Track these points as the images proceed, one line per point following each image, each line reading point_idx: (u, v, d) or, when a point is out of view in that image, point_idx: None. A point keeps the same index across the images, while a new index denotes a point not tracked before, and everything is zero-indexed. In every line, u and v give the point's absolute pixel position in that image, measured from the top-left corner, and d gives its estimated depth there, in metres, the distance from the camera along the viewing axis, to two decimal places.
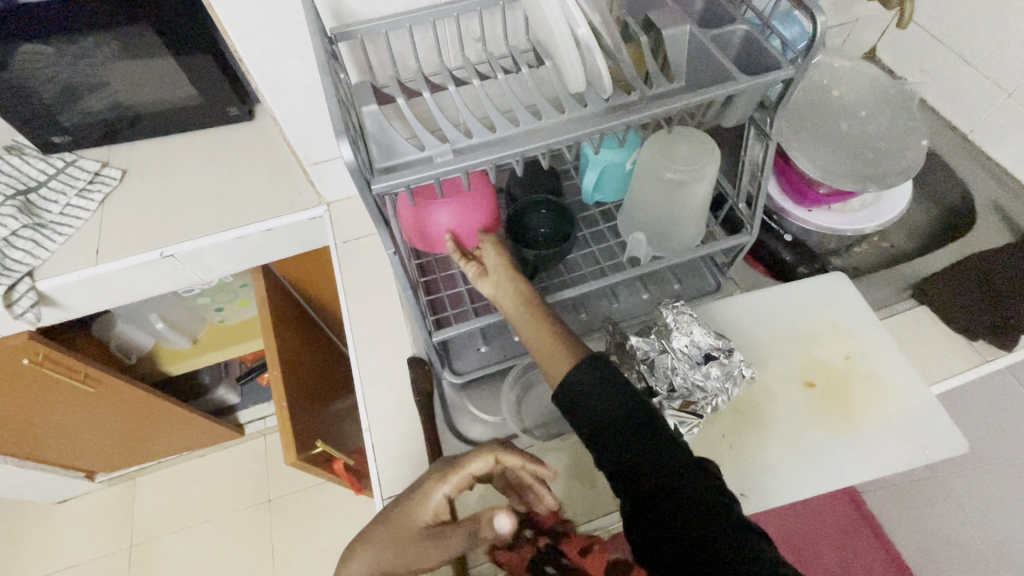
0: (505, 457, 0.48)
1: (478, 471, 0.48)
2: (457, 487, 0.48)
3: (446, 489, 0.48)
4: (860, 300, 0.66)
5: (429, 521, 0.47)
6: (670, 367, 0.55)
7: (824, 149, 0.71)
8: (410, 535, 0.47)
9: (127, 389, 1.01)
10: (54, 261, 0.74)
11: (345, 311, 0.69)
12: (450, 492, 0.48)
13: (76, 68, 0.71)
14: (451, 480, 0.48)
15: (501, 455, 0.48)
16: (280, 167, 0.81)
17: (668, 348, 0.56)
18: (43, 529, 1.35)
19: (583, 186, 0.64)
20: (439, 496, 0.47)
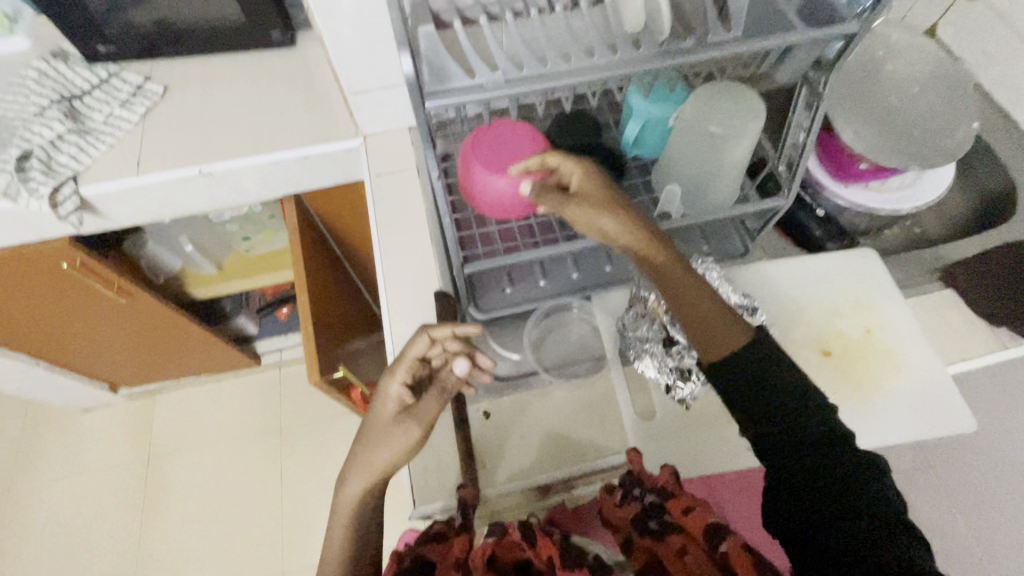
0: (436, 331, 0.53)
1: (419, 353, 0.53)
2: (408, 372, 0.53)
3: (399, 379, 0.52)
4: (887, 277, 0.67)
5: (396, 407, 0.52)
6: None
7: (871, 123, 0.69)
8: (384, 428, 0.51)
9: (156, 306, 1.04)
10: (97, 168, 0.76)
11: (377, 242, 0.71)
12: (404, 375, 0.53)
13: None
14: (401, 365, 0.53)
15: (431, 331, 0.53)
16: (319, 96, 0.81)
17: None
18: (67, 434, 1.42)
19: (623, 138, 0.64)
20: (397, 383, 0.52)
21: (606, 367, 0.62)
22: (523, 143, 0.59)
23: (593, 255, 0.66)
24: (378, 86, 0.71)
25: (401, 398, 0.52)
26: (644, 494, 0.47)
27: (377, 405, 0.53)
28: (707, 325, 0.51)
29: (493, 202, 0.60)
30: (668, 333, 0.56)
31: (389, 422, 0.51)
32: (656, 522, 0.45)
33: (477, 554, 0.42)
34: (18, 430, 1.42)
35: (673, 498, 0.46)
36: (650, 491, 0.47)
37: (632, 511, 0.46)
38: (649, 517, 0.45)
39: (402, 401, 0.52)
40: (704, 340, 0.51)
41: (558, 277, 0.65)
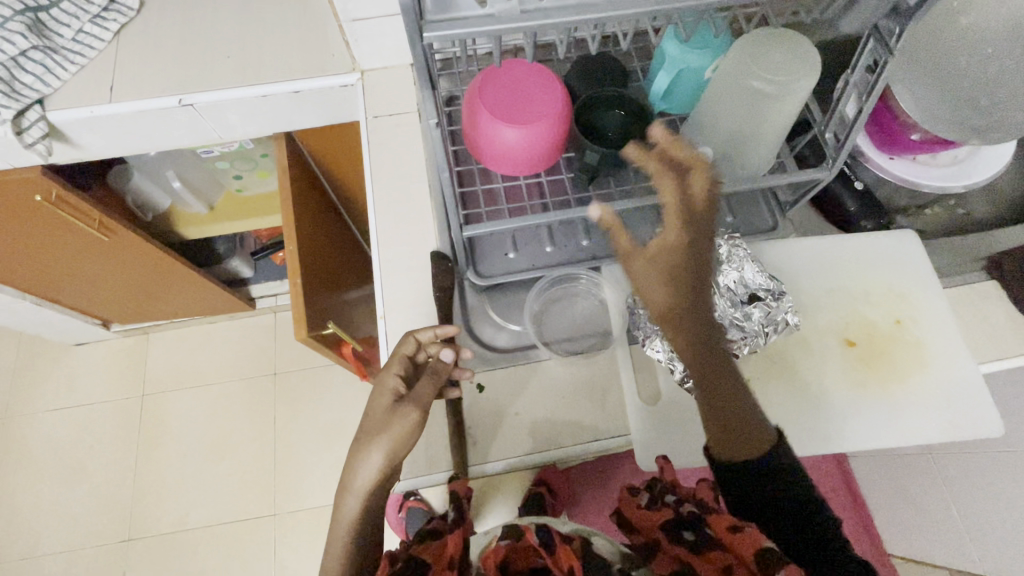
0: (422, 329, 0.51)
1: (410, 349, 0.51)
2: (400, 366, 0.50)
3: (390, 374, 0.50)
4: (925, 264, 0.61)
5: (392, 401, 0.49)
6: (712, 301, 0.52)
7: (932, 89, 0.61)
8: (379, 421, 0.48)
9: (142, 245, 0.99)
10: (66, 92, 0.69)
11: (371, 192, 0.65)
12: (397, 370, 0.50)
13: None
14: (393, 362, 0.50)
15: (418, 330, 0.51)
16: (312, 21, 0.73)
17: (713, 282, 0.52)
18: (61, 366, 1.41)
19: (652, 91, 0.56)
20: (390, 379, 0.50)
21: (611, 345, 0.57)
22: (538, 91, 0.52)
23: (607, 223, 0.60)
24: (377, 13, 0.62)
25: (395, 393, 0.50)
26: (680, 502, 0.46)
27: (372, 402, 0.50)
28: (733, 436, 0.46)
29: (499, 154, 0.54)
30: None
31: (383, 416, 0.48)
32: (692, 533, 0.44)
33: (490, 557, 0.42)
34: (12, 360, 1.41)
35: (711, 510, 0.45)
36: (686, 500, 0.47)
37: (664, 515, 0.46)
38: (685, 527, 0.45)
39: (396, 395, 0.50)
40: (718, 431, 0.47)
41: (566, 244, 0.59)
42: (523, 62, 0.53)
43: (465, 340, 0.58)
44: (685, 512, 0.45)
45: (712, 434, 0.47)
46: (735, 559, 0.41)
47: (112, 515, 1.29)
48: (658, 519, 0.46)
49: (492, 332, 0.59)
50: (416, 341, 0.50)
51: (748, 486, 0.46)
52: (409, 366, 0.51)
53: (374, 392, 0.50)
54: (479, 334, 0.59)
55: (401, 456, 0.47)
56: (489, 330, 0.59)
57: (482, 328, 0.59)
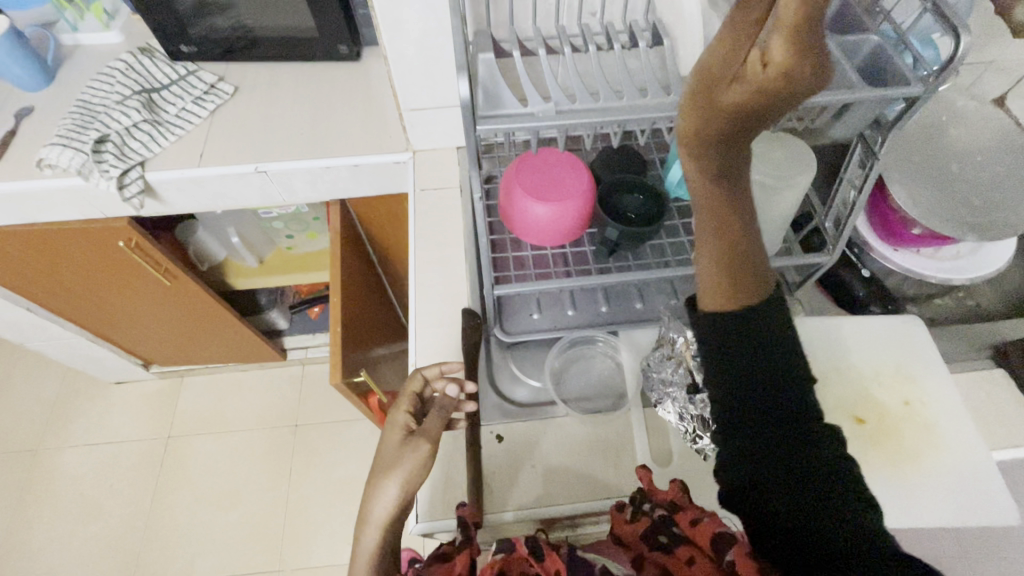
0: (427, 368, 0.57)
1: (417, 388, 0.56)
2: (409, 403, 0.55)
3: (401, 410, 0.55)
4: (932, 348, 0.63)
5: (403, 435, 0.53)
6: None
7: (927, 188, 0.67)
8: (390, 454, 0.51)
9: (196, 291, 1.09)
10: (163, 157, 0.81)
11: (413, 254, 0.72)
12: (407, 406, 0.55)
13: None
14: (401, 401, 0.55)
15: (423, 369, 0.57)
16: (375, 109, 0.85)
17: None
18: (97, 404, 1.48)
19: (668, 179, 0.63)
20: (401, 416, 0.54)
21: (625, 406, 0.60)
22: (566, 174, 0.60)
23: (625, 292, 0.66)
24: (433, 105, 0.73)
25: (405, 428, 0.53)
26: (654, 508, 0.47)
27: (384, 439, 0.53)
28: (708, 272, 0.41)
29: (532, 227, 0.61)
30: (693, 377, 0.53)
31: (398, 448, 0.51)
32: (666, 535, 0.44)
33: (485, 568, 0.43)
34: (53, 393, 1.48)
35: (682, 512, 0.46)
36: (660, 505, 0.47)
37: (643, 526, 0.46)
38: (660, 530, 0.45)
39: (407, 430, 0.53)
40: (708, 276, 0.41)
41: (586, 308, 0.65)
42: (554, 150, 0.62)
43: (488, 393, 0.63)
44: (660, 517, 0.46)
45: (705, 267, 0.41)
46: (699, 552, 0.42)
47: (119, 558, 1.29)
48: (638, 530, 0.46)
49: (513, 385, 0.64)
50: (424, 379, 0.56)
51: (748, 430, 0.39)
52: (417, 404, 0.56)
53: (384, 430, 0.54)
54: (501, 388, 0.63)
55: (415, 487, 0.50)
56: (510, 385, 0.64)
57: (503, 382, 0.64)
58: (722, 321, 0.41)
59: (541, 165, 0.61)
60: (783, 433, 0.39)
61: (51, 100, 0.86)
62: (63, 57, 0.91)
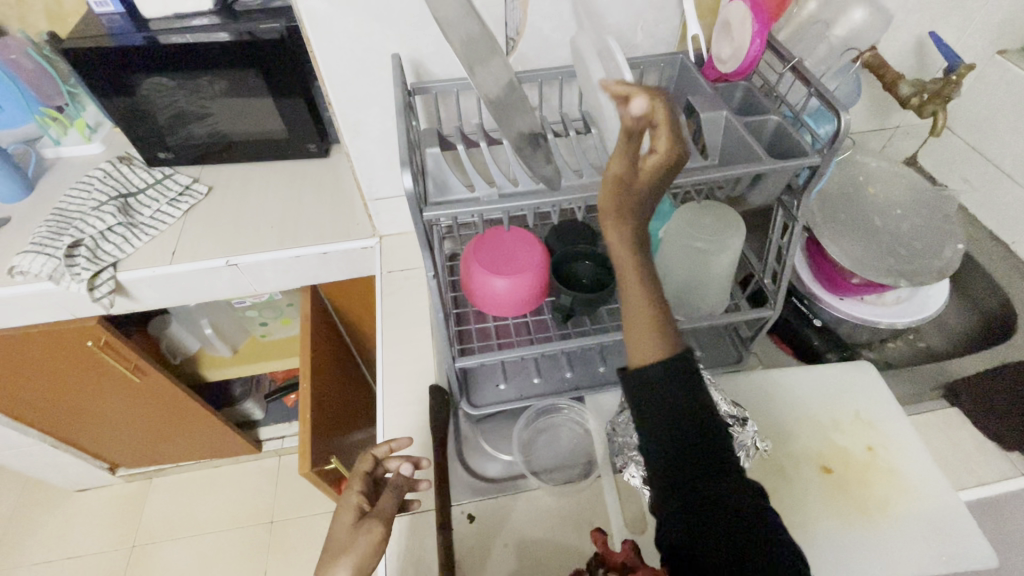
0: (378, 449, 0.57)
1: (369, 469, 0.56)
2: (361, 483, 0.55)
3: (354, 490, 0.54)
4: (886, 392, 0.65)
5: (356, 517, 0.52)
6: None
7: (856, 242, 0.72)
8: (342, 537, 0.49)
9: (167, 386, 1.07)
10: (136, 257, 0.83)
11: (379, 333, 0.74)
12: (359, 486, 0.54)
13: (189, 100, 0.83)
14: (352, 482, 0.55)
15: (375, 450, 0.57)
16: (344, 199, 0.90)
17: None
18: (58, 514, 1.39)
19: (617, 248, 0.68)
20: (354, 497, 0.53)
21: (596, 472, 0.60)
22: (520, 251, 0.65)
23: (589, 355, 0.69)
24: (395, 194, 0.78)
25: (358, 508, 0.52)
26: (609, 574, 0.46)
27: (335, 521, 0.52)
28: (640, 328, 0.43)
29: (490, 300, 0.64)
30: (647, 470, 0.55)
31: (350, 531, 0.50)
32: None
33: None
34: (9, 507, 1.40)
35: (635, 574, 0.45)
36: (615, 569, 0.47)
37: None
38: None
39: (360, 511, 0.52)
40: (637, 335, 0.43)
41: (551, 375, 0.67)
42: (509, 229, 0.67)
43: (458, 469, 0.62)
44: None
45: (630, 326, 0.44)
46: None
47: None
48: None
49: (483, 459, 0.63)
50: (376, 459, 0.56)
51: (687, 490, 0.40)
52: (370, 484, 0.55)
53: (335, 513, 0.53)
54: (469, 464, 0.63)
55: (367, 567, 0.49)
56: (478, 459, 0.63)
57: (471, 457, 0.63)
58: (654, 366, 0.42)
59: (495, 245, 0.65)
60: (718, 482, 0.40)
61: (28, 210, 0.89)
62: (43, 169, 0.96)
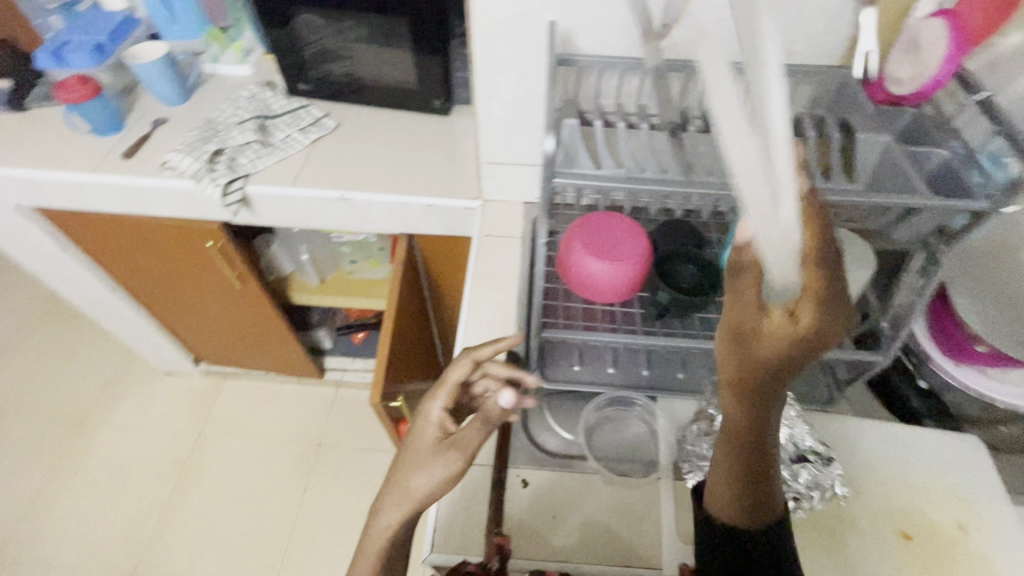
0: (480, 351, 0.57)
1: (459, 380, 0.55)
2: (447, 397, 0.54)
3: (440, 403, 0.54)
4: (993, 474, 0.60)
5: (438, 435, 0.52)
6: None
7: (993, 307, 0.65)
8: (422, 452, 0.51)
9: (261, 299, 1.17)
10: (264, 174, 0.90)
11: (468, 291, 0.76)
12: (447, 400, 0.54)
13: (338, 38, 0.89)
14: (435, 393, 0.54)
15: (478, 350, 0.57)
16: (456, 158, 0.93)
17: None
18: (145, 389, 1.56)
19: (723, 257, 0.65)
20: (437, 410, 0.54)
21: (656, 473, 0.60)
22: (627, 239, 0.65)
23: (669, 359, 0.68)
24: (509, 161, 0.80)
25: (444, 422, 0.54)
26: None
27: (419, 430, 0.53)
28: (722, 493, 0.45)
29: (585, 282, 0.65)
30: None
31: (429, 452, 0.51)
32: None
33: None
34: (109, 373, 1.58)
35: None
36: None
37: None
38: None
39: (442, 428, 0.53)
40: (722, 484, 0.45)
41: (627, 369, 0.67)
42: (617, 215, 0.67)
43: (520, 435, 0.63)
44: None
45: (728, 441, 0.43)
46: None
47: (127, 548, 1.31)
48: None
49: (545, 432, 0.64)
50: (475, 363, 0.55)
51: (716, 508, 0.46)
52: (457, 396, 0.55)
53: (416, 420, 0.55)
54: (532, 433, 0.64)
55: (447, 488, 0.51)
56: (541, 431, 0.64)
57: (535, 427, 0.65)
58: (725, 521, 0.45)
59: (603, 230, 0.65)
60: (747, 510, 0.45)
61: (183, 114, 0.99)
62: (200, 81, 1.06)
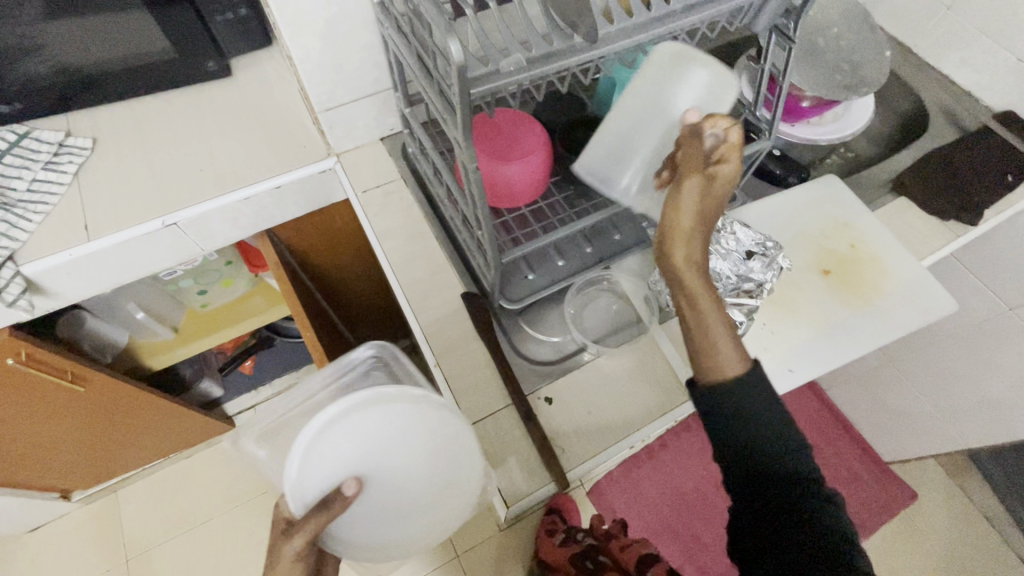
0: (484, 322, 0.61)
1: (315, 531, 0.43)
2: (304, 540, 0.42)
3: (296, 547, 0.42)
4: (850, 195, 0.75)
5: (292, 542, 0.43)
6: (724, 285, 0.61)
7: (804, 66, 0.79)
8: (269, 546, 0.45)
9: (117, 386, 0.93)
10: (35, 242, 0.66)
11: (381, 256, 0.69)
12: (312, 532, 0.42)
13: (10, 29, 0.62)
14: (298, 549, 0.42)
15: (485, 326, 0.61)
16: (276, 122, 0.77)
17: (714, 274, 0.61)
18: (16, 562, 1.22)
19: (611, 109, 0.68)
20: (291, 544, 0.42)
21: (646, 329, 0.64)
22: (522, 132, 0.61)
23: (600, 228, 0.69)
24: (349, 99, 0.69)
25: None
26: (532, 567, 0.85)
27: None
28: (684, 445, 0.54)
29: (504, 189, 0.61)
30: None
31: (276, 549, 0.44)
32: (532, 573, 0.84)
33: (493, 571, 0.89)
34: None
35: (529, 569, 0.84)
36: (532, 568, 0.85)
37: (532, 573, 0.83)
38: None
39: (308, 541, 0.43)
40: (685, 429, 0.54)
41: (573, 255, 0.67)
42: (501, 111, 0.62)
43: (519, 362, 0.62)
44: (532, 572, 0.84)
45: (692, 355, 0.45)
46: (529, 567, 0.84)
47: None
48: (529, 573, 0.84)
49: (532, 343, 0.64)
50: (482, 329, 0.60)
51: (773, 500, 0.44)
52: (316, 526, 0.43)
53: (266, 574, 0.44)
54: (527, 354, 0.63)
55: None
56: (534, 347, 0.64)
57: (526, 347, 0.64)
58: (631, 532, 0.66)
59: (505, 145, 0.61)
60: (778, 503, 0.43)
61: None
62: None
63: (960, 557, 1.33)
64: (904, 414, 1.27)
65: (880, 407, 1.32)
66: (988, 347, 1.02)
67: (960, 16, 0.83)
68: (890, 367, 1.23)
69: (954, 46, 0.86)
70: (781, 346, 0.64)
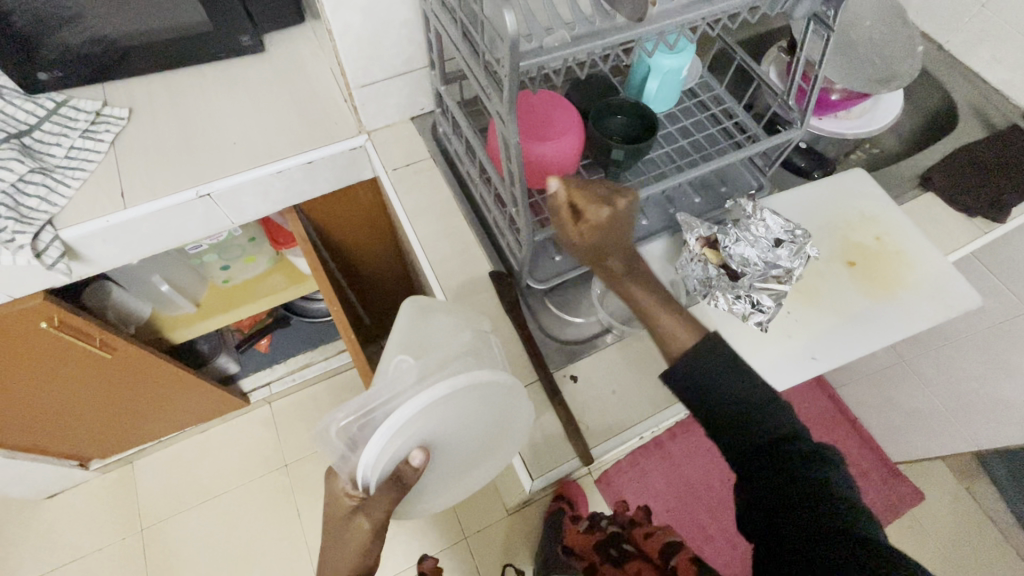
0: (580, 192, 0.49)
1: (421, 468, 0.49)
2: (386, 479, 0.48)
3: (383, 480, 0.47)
4: (877, 189, 0.75)
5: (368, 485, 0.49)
6: (751, 269, 0.61)
7: (836, 58, 0.79)
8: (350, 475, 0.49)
9: (141, 356, 0.94)
10: (73, 208, 0.67)
11: (411, 233, 0.70)
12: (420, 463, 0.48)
13: None
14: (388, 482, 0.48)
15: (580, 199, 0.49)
16: (308, 99, 0.78)
17: (742, 259, 0.61)
18: (34, 527, 1.25)
19: (644, 94, 0.68)
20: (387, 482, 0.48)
21: None
22: (556, 113, 0.62)
23: None
24: (384, 77, 0.70)
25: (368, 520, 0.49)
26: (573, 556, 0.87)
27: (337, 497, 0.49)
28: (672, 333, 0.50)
29: (536, 170, 0.62)
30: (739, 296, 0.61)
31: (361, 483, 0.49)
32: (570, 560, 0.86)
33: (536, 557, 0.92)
34: None
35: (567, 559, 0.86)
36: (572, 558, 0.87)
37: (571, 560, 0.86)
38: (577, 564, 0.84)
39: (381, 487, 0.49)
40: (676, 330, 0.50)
41: None
42: (535, 92, 0.63)
43: (546, 341, 0.63)
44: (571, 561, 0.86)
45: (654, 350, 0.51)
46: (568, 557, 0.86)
47: None
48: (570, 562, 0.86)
49: (559, 324, 0.65)
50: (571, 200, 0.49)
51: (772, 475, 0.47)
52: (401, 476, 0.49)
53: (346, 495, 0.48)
54: (553, 333, 0.64)
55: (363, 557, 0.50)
56: (560, 327, 0.65)
57: (553, 327, 0.65)
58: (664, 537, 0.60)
59: (540, 126, 0.61)
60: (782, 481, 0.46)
61: None
62: None
63: (965, 556, 1.34)
64: (914, 414, 1.27)
65: (889, 407, 1.32)
66: (1005, 347, 1.02)
67: (994, 13, 0.83)
68: (903, 367, 1.23)
69: (986, 43, 0.85)
70: (804, 334, 0.64)
